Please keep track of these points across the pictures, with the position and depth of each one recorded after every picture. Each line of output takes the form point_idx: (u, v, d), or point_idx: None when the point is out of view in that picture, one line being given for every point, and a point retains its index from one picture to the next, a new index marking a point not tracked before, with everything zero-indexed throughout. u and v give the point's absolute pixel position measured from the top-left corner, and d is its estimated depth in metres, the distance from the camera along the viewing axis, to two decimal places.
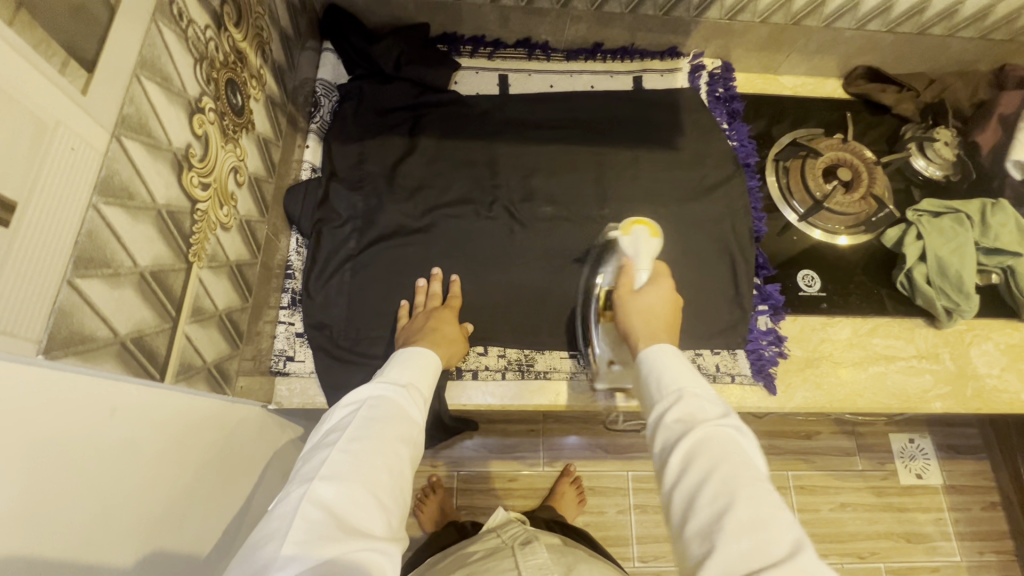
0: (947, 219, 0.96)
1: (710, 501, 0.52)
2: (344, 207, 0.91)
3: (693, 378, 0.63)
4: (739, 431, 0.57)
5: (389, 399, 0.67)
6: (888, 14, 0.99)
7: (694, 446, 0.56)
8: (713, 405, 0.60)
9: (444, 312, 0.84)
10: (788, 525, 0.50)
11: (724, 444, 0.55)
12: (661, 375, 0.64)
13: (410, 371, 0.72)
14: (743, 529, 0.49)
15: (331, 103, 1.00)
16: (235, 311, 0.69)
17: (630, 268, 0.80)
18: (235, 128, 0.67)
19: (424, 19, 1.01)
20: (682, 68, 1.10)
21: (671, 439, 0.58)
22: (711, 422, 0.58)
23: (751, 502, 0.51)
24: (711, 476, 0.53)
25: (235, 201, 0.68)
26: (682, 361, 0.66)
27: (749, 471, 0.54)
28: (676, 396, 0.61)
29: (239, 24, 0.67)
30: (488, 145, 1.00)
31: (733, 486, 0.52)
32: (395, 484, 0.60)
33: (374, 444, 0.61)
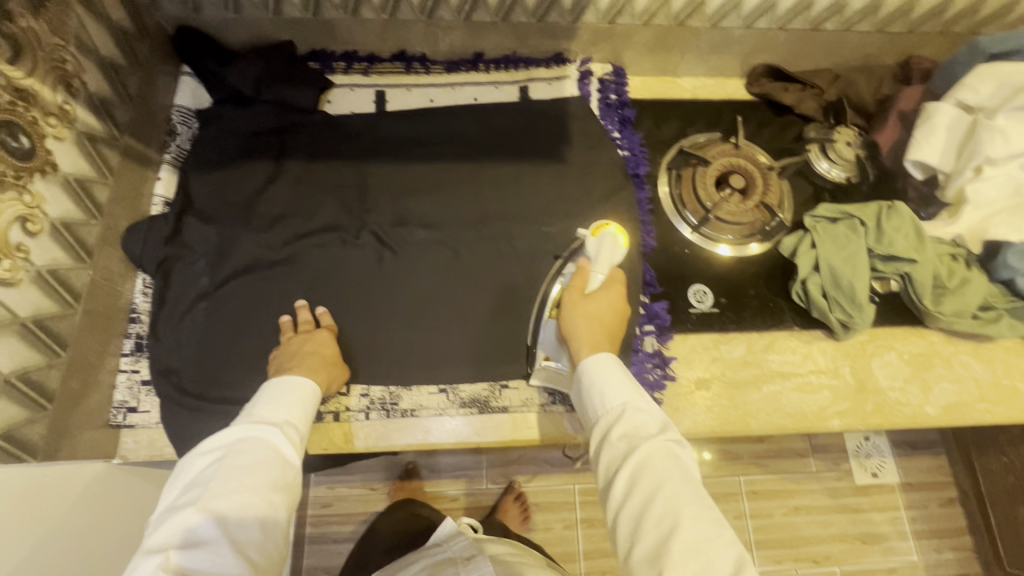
0: (842, 225, 0.91)
1: (657, 521, 0.57)
2: (198, 241, 0.86)
3: (635, 392, 0.67)
4: (679, 444, 0.63)
5: (260, 441, 0.63)
6: (774, 10, 0.94)
7: (639, 467, 0.60)
8: (654, 419, 0.65)
9: (320, 334, 0.80)
10: (724, 537, 0.57)
11: (665, 462, 0.60)
12: (604, 390, 0.68)
13: (282, 407, 0.68)
14: (688, 551, 0.55)
15: (191, 130, 0.94)
16: (34, 371, 0.64)
17: (587, 270, 0.81)
18: (17, 174, 0.61)
19: (286, 36, 0.95)
20: (570, 74, 1.04)
21: (614, 459, 0.62)
22: (654, 438, 0.62)
23: (694, 520, 0.57)
24: (658, 497, 0.58)
25: (25, 253, 0.62)
26: (622, 370, 0.70)
27: (694, 488, 0.60)
28: (621, 411, 0.66)
29: (16, 61, 0.61)
30: (360, 167, 0.95)
31: (677, 508, 0.58)
32: (271, 536, 0.57)
33: (240, 497, 0.57)
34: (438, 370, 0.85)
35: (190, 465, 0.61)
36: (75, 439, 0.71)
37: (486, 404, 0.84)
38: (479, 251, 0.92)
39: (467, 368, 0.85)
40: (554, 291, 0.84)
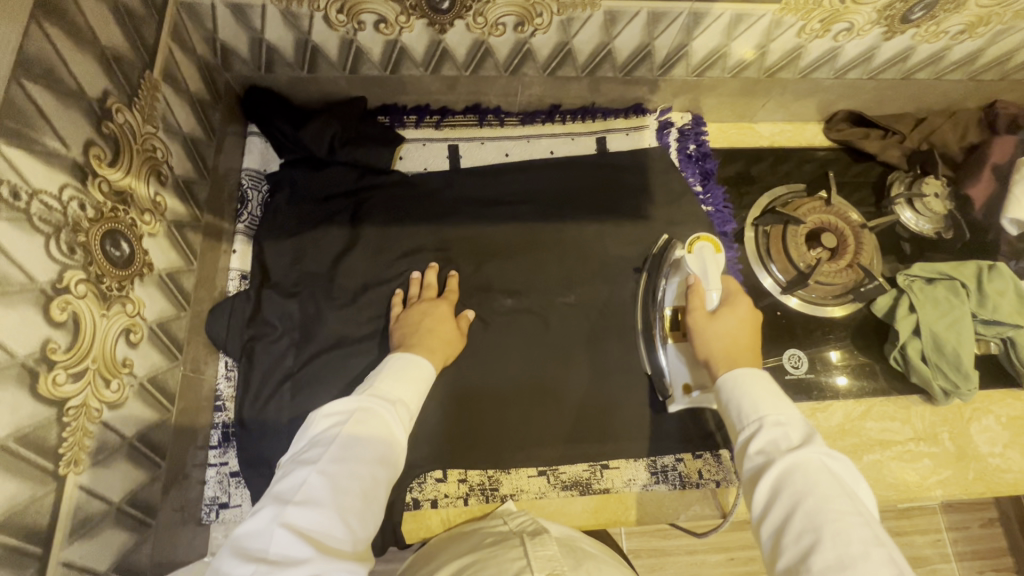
0: (941, 287, 0.89)
1: (797, 536, 0.50)
2: (279, 318, 0.81)
3: (779, 408, 0.61)
4: (829, 458, 0.55)
5: (376, 413, 0.62)
6: (870, 62, 0.90)
7: (780, 478, 0.54)
8: (798, 432, 0.58)
9: (438, 305, 0.81)
10: (884, 559, 0.47)
11: (809, 474, 0.53)
12: (743, 400, 0.63)
13: (400, 385, 0.67)
14: (831, 564, 0.47)
15: (261, 194, 0.89)
16: (141, 489, 0.60)
17: (699, 288, 0.77)
18: (120, 284, 0.56)
19: (359, 92, 0.90)
20: (649, 125, 1.00)
21: (753, 473, 0.57)
22: (797, 450, 0.55)
23: (840, 535, 0.48)
24: (795, 510, 0.52)
25: (130, 368, 0.58)
26: (768, 385, 0.64)
27: (846, 502, 0.51)
28: (757, 423, 0.60)
29: (116, 161, 0.56)
30: (439, 230, 0.90)
31: (818, 521, 0.50)
32: (369, 507, 0.55)
33: (354, 462, 0.56)
34: (536, 451, 0.81)
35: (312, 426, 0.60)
36: (173, 546, 0.68)
37: (588, 486, 0.81)
38: (568, 318, 0.88)
39: (562, 446, 0.82)
40: (666, 313, 0.81)
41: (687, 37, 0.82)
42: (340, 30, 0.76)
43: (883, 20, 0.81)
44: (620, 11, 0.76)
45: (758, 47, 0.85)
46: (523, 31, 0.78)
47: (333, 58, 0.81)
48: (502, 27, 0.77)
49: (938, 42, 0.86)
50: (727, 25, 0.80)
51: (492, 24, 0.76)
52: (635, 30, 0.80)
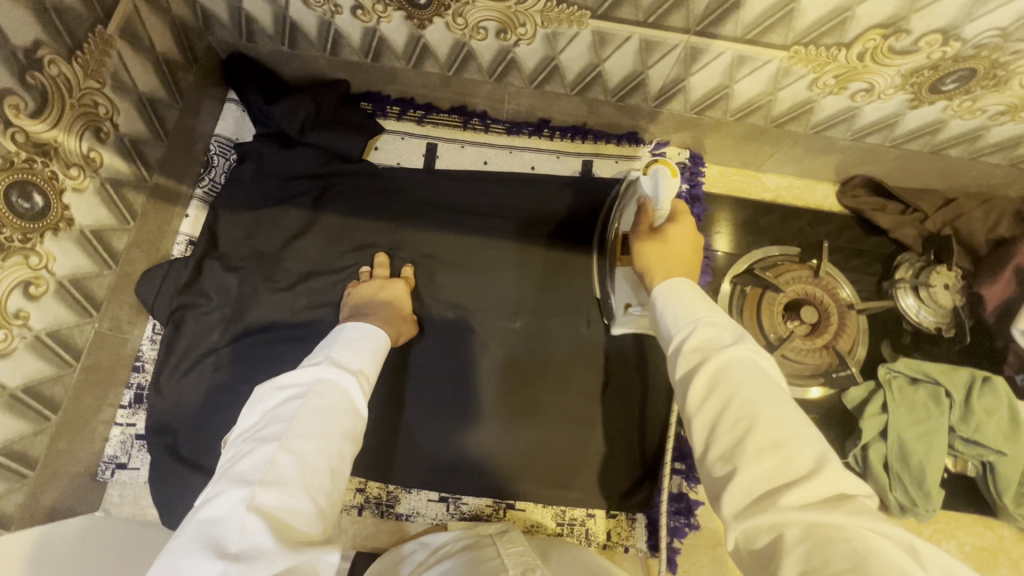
0: (922, 390, 0.80)
1: (728, 424, 0.42)
2: (215, 290, 0.80)
3: (708, 308, 0.51)
4: (762, 352, 0.46)
5: (338, 385, 0.56)
6: (892, 129, 0.81)
7: (713, 374, 0.45)
8: (731, 329, 0.49)
9: (397, 285, 0.79)
10: (814, 438, 0.40)
11: (744, 365, 0.44)
12: (671, 312, 0.53)
13: (358, 355, 0.63)
14: (761, 450, 0.39)
15: (227, 162, 0.88)
16: (18, 440, 0.61)
17: (647, 210, 0.69)
18: (24, 236, 0.56)
19: (342, 75, 0.88)
20: (641, 156, 0.94)
21: (685, 372, 0.47)
22: (734, 347, 0.46)
23: (773, 416, 0.41)
24: (727, 402, 0.43)
25: (24, 319, 0.58)
26: (699, 293, 0.54)
27: (775, 387, 0.43)
28: (689, 327, 0.49)
29: (40, 113, 0.56)
30: (395, 229, 0.87)
31: (751, 407, 0.41)
32: (335, 487, 0.50)
33: (322, 439, 0.51)
34: (447, 477, 0.80)
35: (264, 400, 0.53)
36: (59, 495, 0.69)
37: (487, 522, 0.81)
38: (510, 347, 0.83)
39: (470, 476, 0.80)
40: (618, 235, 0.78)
41: (684, 71, 0.75)
42: (317, 10, 0.73)
43: (908, 86, 0.72)
44: (609, 33, 0.70)
45: (765, 93, 0.78)
46: (506, 39, 0.74)
47: (313, 37, 0.79)
48: (483, 31, 0.73)
49: (973, 119, 0.77)
50: (728, 65, 0.73)
51: (473, 26, 0.72)
52: (626, 55, 0.74)
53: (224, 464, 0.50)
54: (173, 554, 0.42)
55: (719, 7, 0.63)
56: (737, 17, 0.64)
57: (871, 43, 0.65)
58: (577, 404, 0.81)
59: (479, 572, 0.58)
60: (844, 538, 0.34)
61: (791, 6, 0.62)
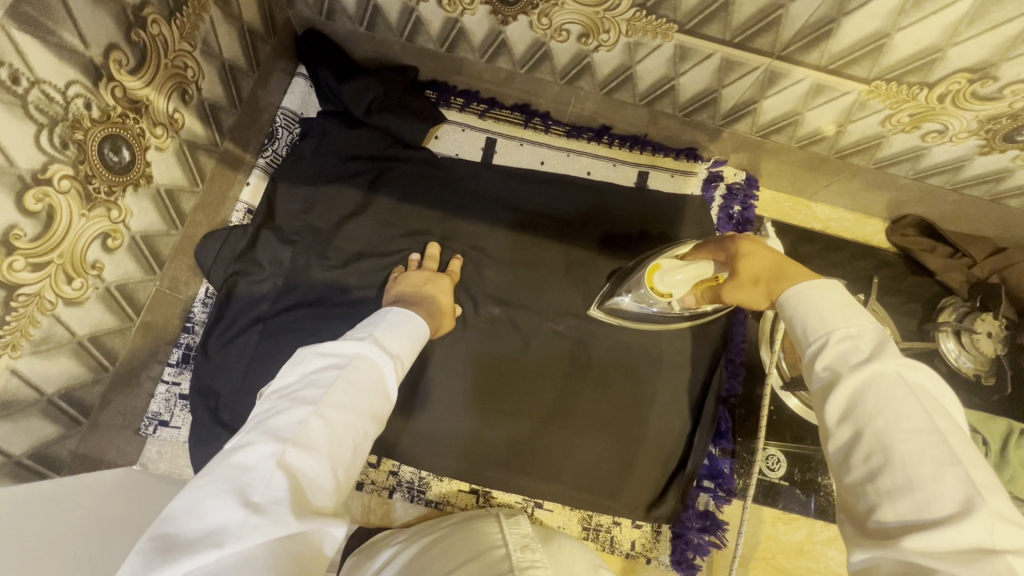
0: None
1: (863, 453, 0.39)
2: (269, 260, 0.81)
3: (849, 314, 0.46)
4: (910, 368, 0.41)
5: (376, 365, 0.57)
6: (957, 173, 0.81)
7: (851, 396, 0.42)
8: (871, 342, 0.44)
9: (441, 279, 0.79)
10: (966, 480, 0.36)
11: (887, 391, 0.40)
12: (801, 317, 0.48)
13: (399, 339, 0.63)
14: (897, 490, 0.37)
15: (291, 135, 0.89)
16: (77, 388, 0.62)
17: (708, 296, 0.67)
18: (109, 190, 0.57)
19: (412, 61, 0.89)
20: (697, 173, 0.94)
21: (819, 391, 0.44)
22: (875, 365, 0.41)
23: (911, 450, 0.38)
24: (864, 428, 0.40)
25: (99, 270, 0.59)
26: (840, 296, 0.47)
27: (924, 417, 0.39)
28: (823, 337, 0.45)
29: (138, 70, 0.57)
30: (448, 219, 0.87)
31: (890, 439, 0.39)
32: (355, 462, 0.51)
33: (353, 413, 0.51)
34: (470, 468, 0.80)
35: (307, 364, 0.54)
36: (103, 445, 0.70)
37: None
38: (546, 345, 0.83)
39: (496, 470, 0.80)
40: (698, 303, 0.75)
41: (759, 93, 0.76)
42: None
43: (983, 132, 0.72)
44: (693, 48, 0.70)
45: (835, 124, 0.78)
46: (586, 43, 0.74)
47: (393, 21, 0.80)
48: (566, 33, 0.73)
49: None
50: (805, 93, 0.73)
51: (556, 28, 0.73)
52: (703, 72, 0.74)
53: (257, 415, 0.50)
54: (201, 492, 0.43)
55: (810, 34, 0.63)
56: (826, 46, 0.65)
57: (955, 86, 0.65)
58: (607, 411, 0.81)
59: (479, 545, 0.60)
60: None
61: (883, 41, 0.62)
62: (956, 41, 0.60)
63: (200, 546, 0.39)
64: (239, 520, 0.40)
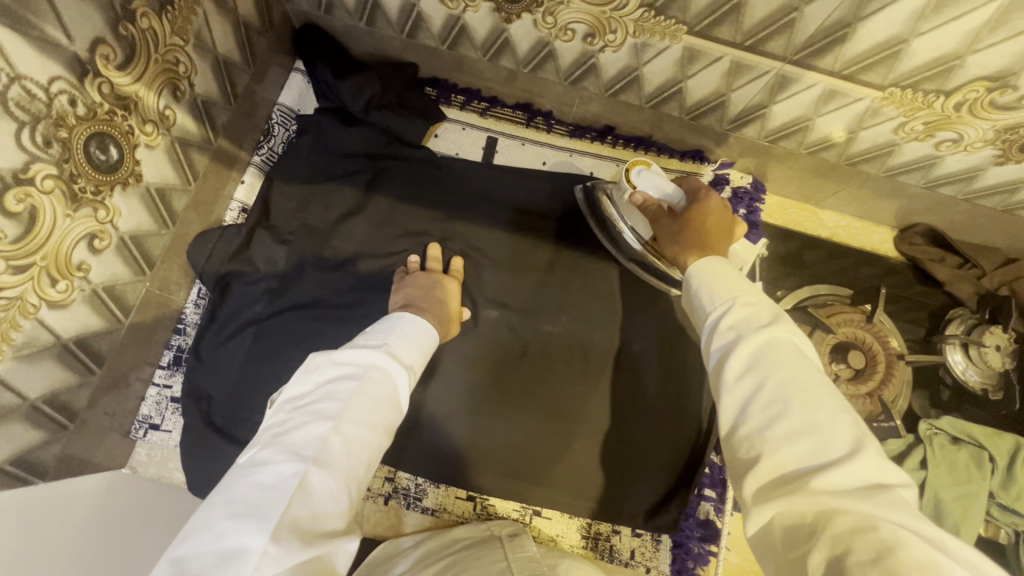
0: (964, 452, 0.80)
1: (760, 406, 0.39)
2: (264, 261, 0.79)
3: (748, 289, 0.47)
4: (801, 337, 0.42)
5: (391, 376, 0.56)
6: (969, 183, 0.79)
7: (754, 355, 0.41)
8: (768, 309, 0.45)
9: (450, 283, 0.77)
10: (851, 425, 0.37)
11: (786, 350, 0.41)
12: (704, 289, 0.49)
13: (411, 349, 0.62)
14: (793, 436, 0.36)
15: (287, 132, 0.87)
16: (63, 391, 0.60)
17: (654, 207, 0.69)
18: (95, 189, 0.55)
19: (412, 58, 0.87)
20: (704, 175, 0.91)
21: (721, 354, 0.43)
22: (773, 325, 0.42)
23: (808, 400, 0.38)
24: (762, 381, 0.39)
25: (85, 272, 0.57)
26: (737, 274, 0.50)
27: (815, 373, 0.39)
28: (728, 303, 0.46)
29: (127, 66, 0.55)
30: (447, 221, 0.85)
31: (789, 391, 0.38)
32: (366, 477, 0.50)
33: (369, 429, 0.51)
34: (476, 474, 0.79)
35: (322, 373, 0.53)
36: (90, 449, 0.69)
37: None
38: (551, 351, 0.81)
39: (501, 477, 0.79)
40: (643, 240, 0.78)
41: (768, 98, 0.74)
42: None
43: (999, 142, 0.70)
44: (701, 51, 0.68)
45: (846, 130, 0.76)
46: (592, 43, 0.72)
47: (393, 17, 0.78)
48: (571, 33, 0.71)
49: None
50: (817, 98, 0.71)
51: (561, 27, 0.71)
52: (712, 75, 0.72)
53: (270, 426, 0.49)
54: (218, 513, 0.41)
55: (824, 38, 0.61)
56: (840, 51, 0.62)
57: (973, 94, 0.63)
58: (614, 418, 0.79)
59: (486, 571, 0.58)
60: (877, 530, 0.31)
61: (899, 47, 0.60)
62: (976, 49, 0.58)
63: (220, 575, 0.38)
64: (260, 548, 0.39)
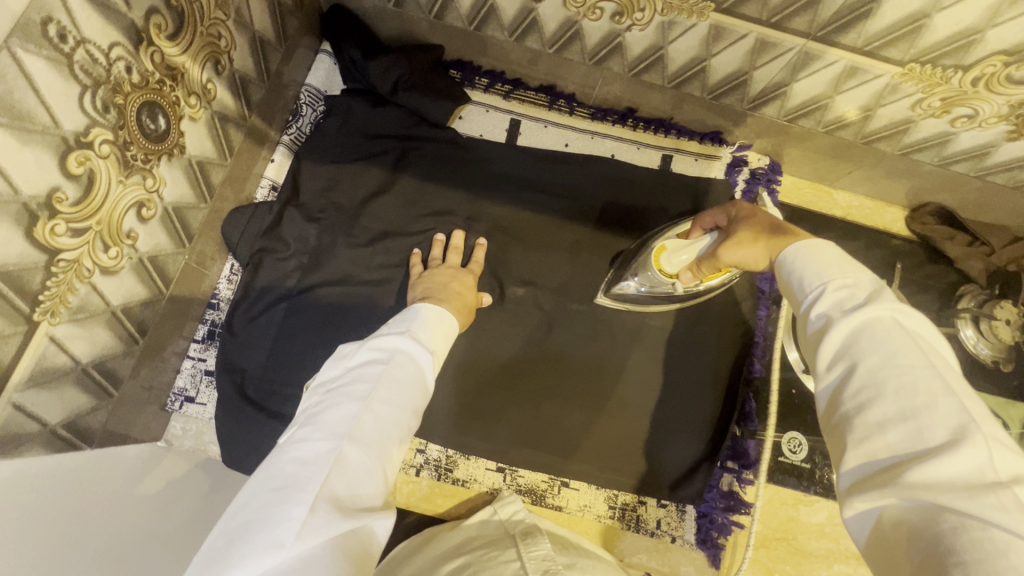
0: None
1: (854, 395, 0.37)
2: (295, 238, 0.80)
3: (845, 266, 0.44)
4: (906, 314, 0.39)
5: (416, 360, 0.57)
6: (982, 160, 0.81)
7: (847, 340, 0.40)
8: (869, 293, 0.42)
9: (462, 275, 0.78)
10: (958, 409, 0.34)
11: (882, 335, 0.39)
12: (799, 277, 0.46)
13: (434, 336, 0.62)
14: (890, 420, 0.35)
15: (315, 113, 0.88)
16: (110, 358, 0.61)
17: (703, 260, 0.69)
18: (145, 158, 0.56)
19: (438, 40, 0.88)
20: (722, 157, 0.94)
21: (814, 337, 0.42)
22: (871, 308, 0.40)
23: (903, 387, 0.36)
24: (856, 369, 0.38)
25: (133, 240, 0.58)
26: (834, 251, 0.46)
27: (919, 355, 0.37)
28: (818, 290, 0.44)
29: (177, 37, 0.56)
30: (473, 200, 0.86)
31: (884, 377, 0.37)
32: (398, 457, 0.51)
33: (397, 408, 0.51)
34: (505, 451, 0.80)
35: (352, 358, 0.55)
36: (130, 419, 0.70)
37: (541, 497, 0.83)
38: (576, 328, 0.83)
39: (530, 450, 0.80)
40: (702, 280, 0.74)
41: (790, 76, 0.76)
42: None
43: (1013, 117, 0.72)
44: (727, 28, 0.70)
45: (864, 108, 0.78)
46: (620, 22, 0.74)
47: None
48: (599, 11, 0.73)
49: None
50: (838, 75, 0.73)
51: (590, 6, 0.72)
52: (737, 53, 0.74)
53: (305, 408, 0.51)
54: (258, 489, 0.43)
55: (849, 14, 0.63)
56: (864, 27, 0.65)
57: (991, 69, 0.65)
58: (638, 393, 0.81)
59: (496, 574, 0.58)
60: (980, 527, 0.29)
61: (922, 22, 0.62)
62: (996, 22, 0.60)
63: (263, 541, 0.40)
64: (299, 519, 0.41)
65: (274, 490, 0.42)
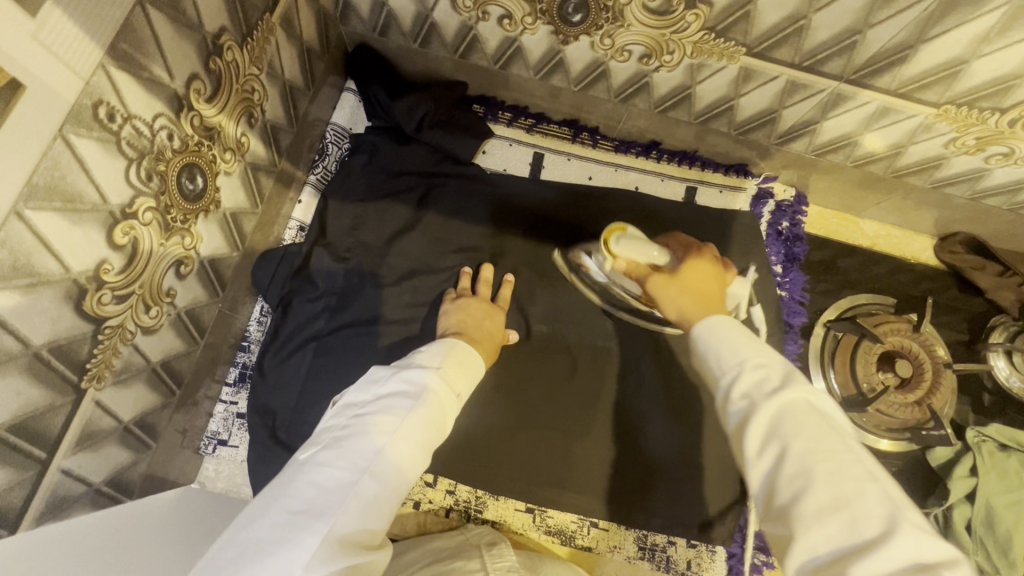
0: (1015, 458, 0.83)
1: (786, 484, 0.40)
2: (324, 279, 0.80)
3: (758, 349, 0.49)
4: (817, 395, 0.44)
5: (443, 398, 0.56)
6: (1016, 195, 0.80)
7: (771, 424, 0.43)
8: (779, 374, 0.46)
9: (493, 311, 0.78)
10: (881, 496, 0.37)
11: (801, 416, 0.42)
12: (714, 352, 0.50)
13: (462, 375, 0.60)
14: (825, 511, 0.37)
15: (340, 151, 0.89)
16: (149, 412, 0.62)
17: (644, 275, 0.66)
18: (183, 218, 0.56)
19: (462, 77, 0.88)
20: (746, 189, 0.93)
21: (736, 423, 0.45)
22: (781, 394, 0.43)
23: (831, 473, 0.39)
24: (784, 454, 0.41)
25: (172, 298, 0.59)
26: (744, 332, 0.51)
27: (839, 439, 0.40)
28: (734, 368, 0.48)
29: (213, 98, 0.56)
30: (498, 236, 0.86)
31: (809, 463, 0.40)
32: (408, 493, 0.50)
33: (416, 446, 0.50)
34: (525, 485, 0.80)
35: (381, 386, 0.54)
36: (167, 466, 0.71)
37: (571, 537, 0.84)
38: (602, 363, 0.83)
39: (553, 488, 0.80)
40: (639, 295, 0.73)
41: (820, 114, 0.75)
42: (463, 14, 0.74)
43: None
44: (757, 70, 0.70)
45: (896, 145, 0.77)
46: (648, 63, 0.74)
47: (448, 39, 0.80)
48: (628, 53, 0.73)
49: None
50: (869, 115, 0.73)
51: (618, 48, 0.72)
52: (766, 93, 0.73)
53: (329, 430, 0.51)
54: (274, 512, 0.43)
55: (884, 59, 0.63)
56: (900, 71, 0.64)
57: None
58: (664, 429, 0.81)
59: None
60: None
61: (959, 68, 0.61)
62: None
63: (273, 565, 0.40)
64: (309, 549, 0.41)
65: (290, 518, 0.43)
